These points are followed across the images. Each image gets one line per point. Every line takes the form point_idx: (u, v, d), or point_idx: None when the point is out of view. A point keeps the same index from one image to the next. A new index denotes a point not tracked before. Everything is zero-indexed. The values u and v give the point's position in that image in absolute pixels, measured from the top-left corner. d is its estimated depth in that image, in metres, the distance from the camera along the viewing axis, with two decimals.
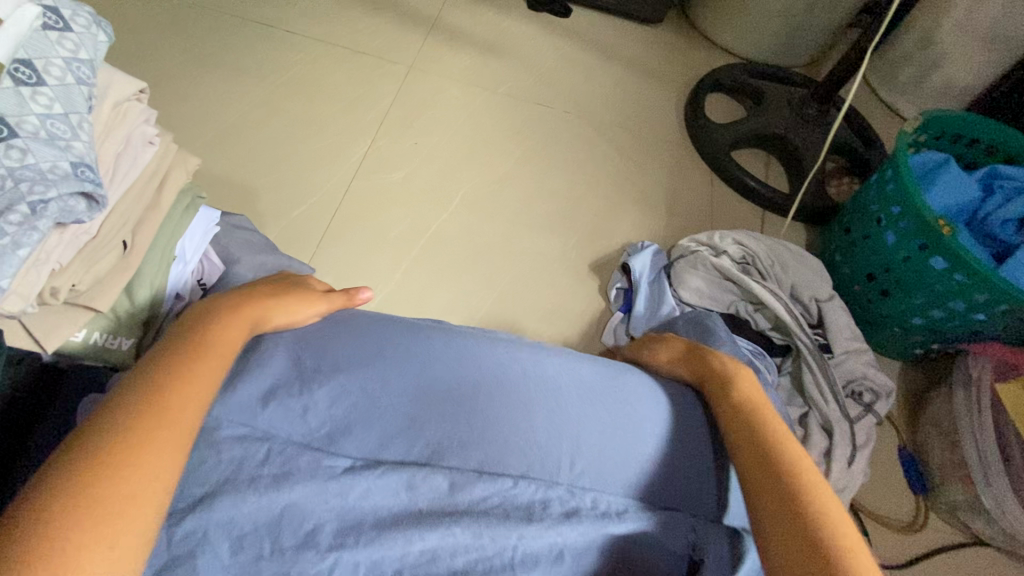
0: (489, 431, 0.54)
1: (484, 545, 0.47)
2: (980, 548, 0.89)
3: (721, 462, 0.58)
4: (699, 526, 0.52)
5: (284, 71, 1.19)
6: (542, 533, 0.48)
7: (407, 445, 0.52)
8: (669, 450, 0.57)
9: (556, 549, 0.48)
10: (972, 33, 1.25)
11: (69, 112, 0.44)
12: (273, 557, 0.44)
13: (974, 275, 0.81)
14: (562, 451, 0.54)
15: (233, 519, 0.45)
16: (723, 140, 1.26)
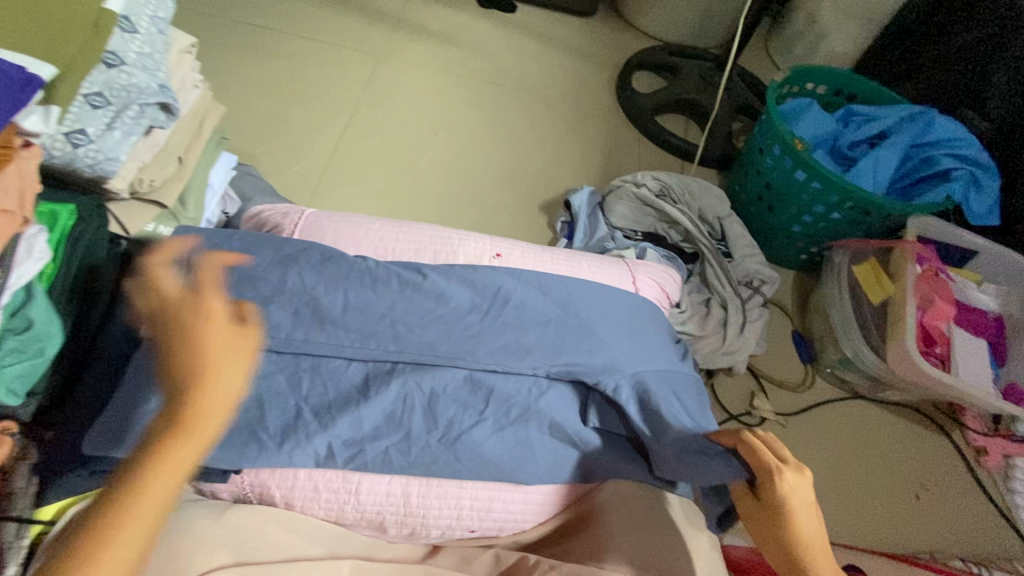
0: (454, 284, 0.71)
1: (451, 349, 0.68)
2: (854, 400, 1.14)
3: (635, 304, 0.78)
4: (617, 340, 0.73)
5: (272, 60, 1.39)
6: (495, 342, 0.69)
7: (390, 288, 0.69)
8: (597, 297, 0.76)
9: (507, 352, 0.69)
10: (848, 9, 1.43)
11: (154, 52, 0.64)
12: (307, 354, 0.66)
13: (825, 181, 1.06)
14: (509, 296, 0.72)
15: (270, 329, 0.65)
16: (647, 106, 1.51)
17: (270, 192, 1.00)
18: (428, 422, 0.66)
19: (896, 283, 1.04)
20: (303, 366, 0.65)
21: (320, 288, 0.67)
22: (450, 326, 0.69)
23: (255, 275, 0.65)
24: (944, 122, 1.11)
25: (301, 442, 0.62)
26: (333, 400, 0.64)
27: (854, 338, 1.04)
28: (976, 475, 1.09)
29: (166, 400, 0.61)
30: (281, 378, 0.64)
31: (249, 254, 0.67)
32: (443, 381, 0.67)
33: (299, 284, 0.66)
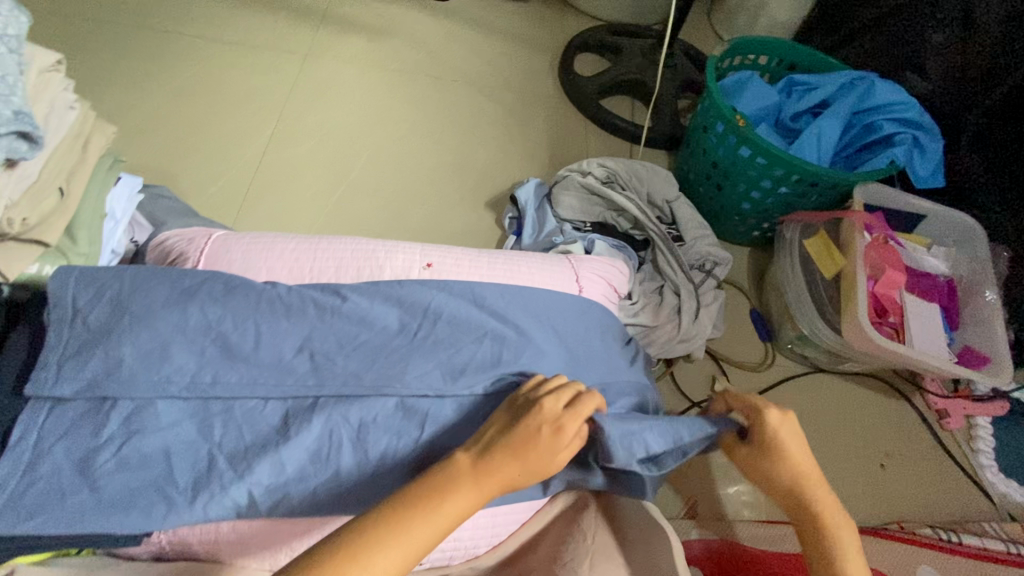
0: (378, 303, 0.66)
1: (378, 376, 0.63)
2: (816, 374, 1.13)
3: (575, 307, 0.75)
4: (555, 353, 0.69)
5: (188, 68, 1.30)
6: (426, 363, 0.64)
7: (306, 317, 0.64)
8: (536, 303, 0.72)
9: (439, 372, 0.64)
10: None
11: (6, 74, 0.56)
12: (218, 396, 0.60)
13: (769, 156, 1.03)
14: (439, 311, 0.67)
15: (171, 374, 0.59)
16: (591, 89, 1.47)
17: (186, 215, 0.93)
18: (358, 457, 0.60)
19: (846, 254, 1.02)
20: (215, 410, 0.59)
21: (226, 324, 0.61)
22: (376, 351, 0.64)
23: (151, 315, 0.60)
24: (884, 87, 1.10)
25: (214, 496, 0.56)
26: (249, 445, 0.59)
27: (808, 314, 1.03)
28: (939, 438, 1.09)
29: (56, 464, 0.55)
30: (191, 426, 0.59)
31: (141, 293, 0.61)
32: (372, 411, 0.62)
33: (202, 320, 0.61)
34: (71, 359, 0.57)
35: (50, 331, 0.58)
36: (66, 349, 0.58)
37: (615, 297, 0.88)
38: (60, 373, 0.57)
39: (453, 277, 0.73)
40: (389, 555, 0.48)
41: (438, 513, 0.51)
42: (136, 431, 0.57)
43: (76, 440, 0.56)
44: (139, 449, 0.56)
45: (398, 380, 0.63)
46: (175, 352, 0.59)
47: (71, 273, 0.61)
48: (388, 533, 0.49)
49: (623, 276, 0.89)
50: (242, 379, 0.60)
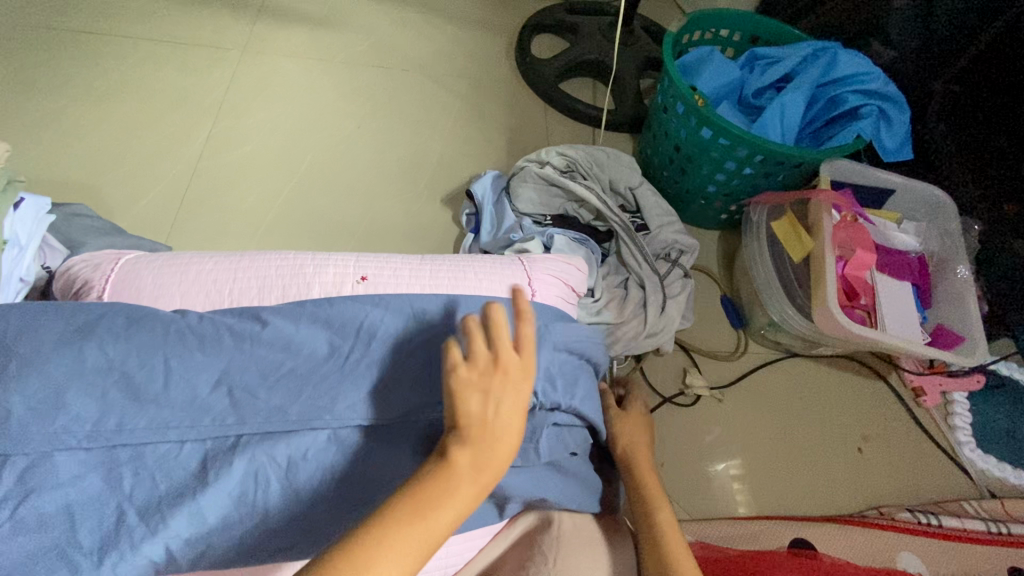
0: (303, 327, 0.61)
1: (305, 409, 0.58)
2: (790, 359, 1.10)
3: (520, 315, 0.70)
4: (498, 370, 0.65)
5: (112, 72, 1.20)
6: (357, 390, 0.59)
7: (220, 347, 0.58)
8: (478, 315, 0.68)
9: (373, 399, 0.60)
10: None
11: None
12: (126, 443, 0.54)
13: (730, 136, 0.98)
14: (370, 332, 0.62)
15: (68, 423, 0.53)
16: (549, 73, 1.40)
17: (107, 234, 0.86)
18: (288, 497, 0.55)
19: (813, 236, 0.98)
20: (123, 459, 0.53)
21: (131, 362, 0.55)
22: (305, 380, 0.59)
23: (44, 357, 0.53)
24: (848, 57, 1.05)
25: (124, 556, 0.50)
26: (164, 496, 0.53)
27: (778, 301, 0.99)
28: (916, 417, 1.07)
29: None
30: (96, 479, 0.53)
31: (29, 333, 0.54)
32: (302, 446, 0.57)
33: (103, 360, 0.55)
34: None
35: None
36: None
37: (572, 297, 0.83)
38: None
39: (389, 291, 0.68)
40: (398, 564, 0.44)
41: (435, 515, 0.46)
42: (31, 490, 0.50)
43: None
44: (36, 510, 0.50)
45: (329, 410, 0.58)
46: (73, 399, 0.53)
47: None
48: (394, 543, 0.44)
49: (581, 276, 0.84)
50: (153, 422, 0.55)
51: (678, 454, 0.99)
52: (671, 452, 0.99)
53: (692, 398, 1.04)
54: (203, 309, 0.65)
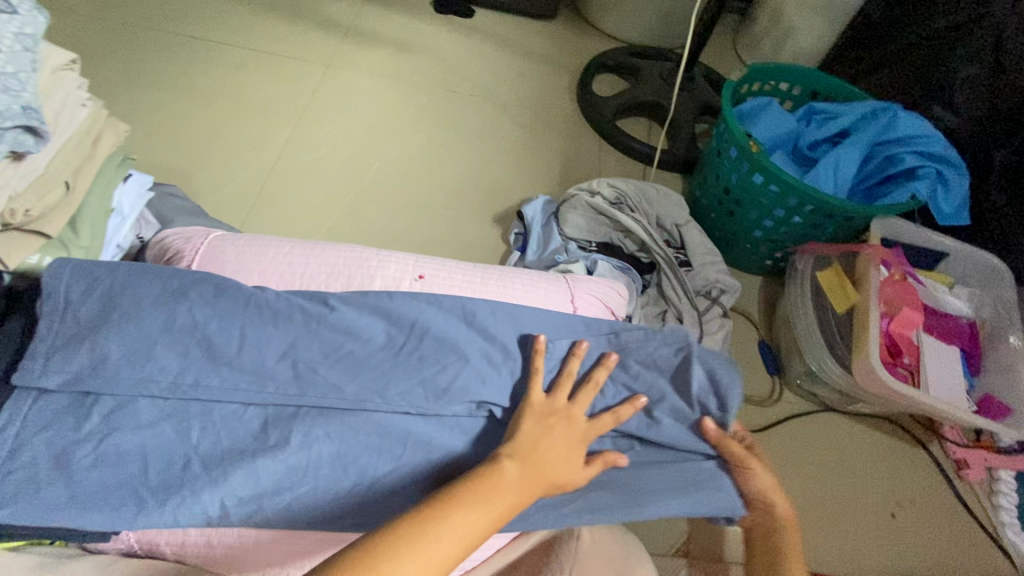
0: (363, 315, 0.66)
1: (359, 391, 0.63)
2: (826, 413, 1.08)
3: (564, 325, 0.72)
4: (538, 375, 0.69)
5: (213, 73, 1.34)
6: (405, 381, 0.65)
7: (290, 325, 0.64)
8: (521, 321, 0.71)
9: (419, 391, 0.65)
10: (811, 4, 1.38)
11: (19, 71, 0.58)
12: (200, 399, 0.60)
13: (781, 183, 1.00)
14: (422, 329, 0.67)
15: (154, 372, 0.59)
16: (607, 109, 1.46)
17: (194, 214, 0.95)
18: (332, 469, 0.60)
19: (860, 289, 0.98)
20: (195, 412, 0.59)
21: (212, 326, 0.61)
22: (360, 364, 0.64)
23: (141, 311, 0.60)
24: (907, 118, 1.06)
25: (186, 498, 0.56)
26: (227, 450, 0.58)
27: (817, 350, 0.99)
28: (956, 490, 1.03)
29: (26, 458, 0.54)
30: (169, 427, 0.58)
31: (131, 289, 0.61)
32: (352, 424, 0.62)
33: (189, 321, 0.61)
34: (59, 351, 0.57)
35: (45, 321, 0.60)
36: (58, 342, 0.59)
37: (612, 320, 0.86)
38: (47, 366, 0.56)
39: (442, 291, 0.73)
40: (447, 542, 0.49)
41: (480, 509, 0.53)
42: (114, 427, 0.56)
43: (55, 433, 0.55)
44: (118, 446, 0.56)
45: (379, 393, 0.63)
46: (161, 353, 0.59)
47: (67, 266, 0.61)
48: (441, 519, 0.50)
49: (622, 300, 0.87)
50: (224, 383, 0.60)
51: None
52: None
53: None
54: (276, 287, 0.71)
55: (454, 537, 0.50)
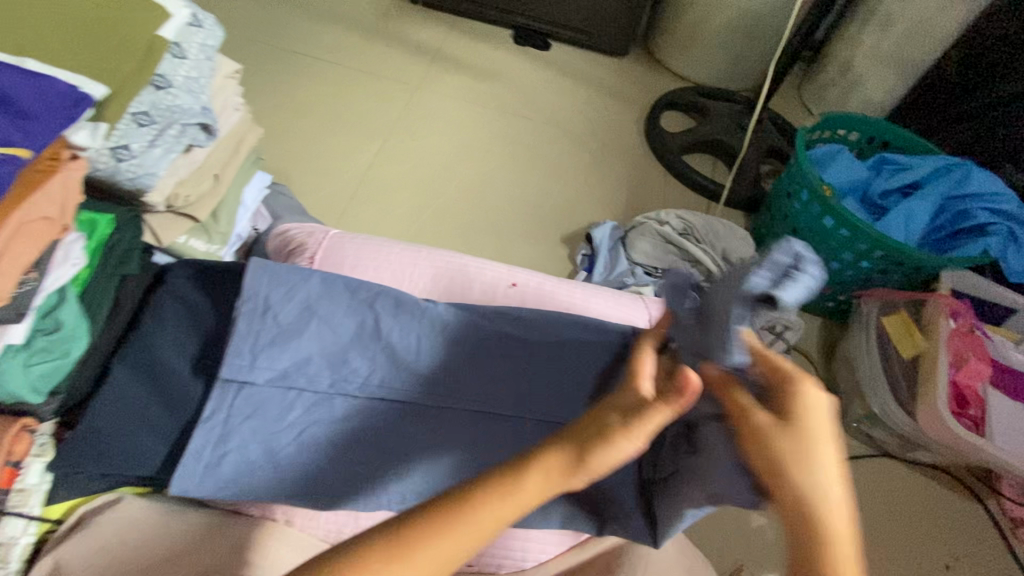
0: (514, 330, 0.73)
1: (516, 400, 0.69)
2: (883, 459, 1.08)
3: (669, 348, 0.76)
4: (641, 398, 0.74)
5: (314, 86, 1.47)
6: (555, 395, 0.70)
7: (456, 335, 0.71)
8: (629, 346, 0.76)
9: (569, 404, 0.70)
10: (883, 58, 1.42)
11: (201, 77, 0.67)
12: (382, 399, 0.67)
13: (853, 228, 1.03)
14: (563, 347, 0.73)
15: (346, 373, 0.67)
16: (674, 145, 1.52)
17: (299, 212, 1.03)
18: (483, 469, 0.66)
19: (928, 336, 1.00)
20: (379, 411, 0.67)
21: (395, 335, 0.69)
22: (508, 373, 0.71)
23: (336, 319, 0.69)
24: (981, 175, 1.09)
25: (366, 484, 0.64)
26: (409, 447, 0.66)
27: (880, 392, 1.01)
28: (1016, 552, 1.01)
29: (238, 439, 0.63)
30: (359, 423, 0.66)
31: (326, 297, 0.69)
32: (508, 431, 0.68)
33: (375, 328, 0.69)
34: (265, 349, 0.65)
35: (199, 294, 0.72)
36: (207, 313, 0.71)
37: None
38: (254, 360, 0.65)
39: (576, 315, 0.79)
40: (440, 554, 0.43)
41: (476, 511, 0.45)
42: (315, 421, 0.65)
43: (260, 423, 0.64)
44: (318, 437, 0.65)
45: (527, 403, 0.70)
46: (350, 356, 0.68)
47: (264, 269, 0.67)
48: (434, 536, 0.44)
49: None
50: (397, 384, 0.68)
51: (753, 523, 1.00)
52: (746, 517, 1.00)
53: None
54: (388, 284, 0.79)
55: (477, 534, 0.45)
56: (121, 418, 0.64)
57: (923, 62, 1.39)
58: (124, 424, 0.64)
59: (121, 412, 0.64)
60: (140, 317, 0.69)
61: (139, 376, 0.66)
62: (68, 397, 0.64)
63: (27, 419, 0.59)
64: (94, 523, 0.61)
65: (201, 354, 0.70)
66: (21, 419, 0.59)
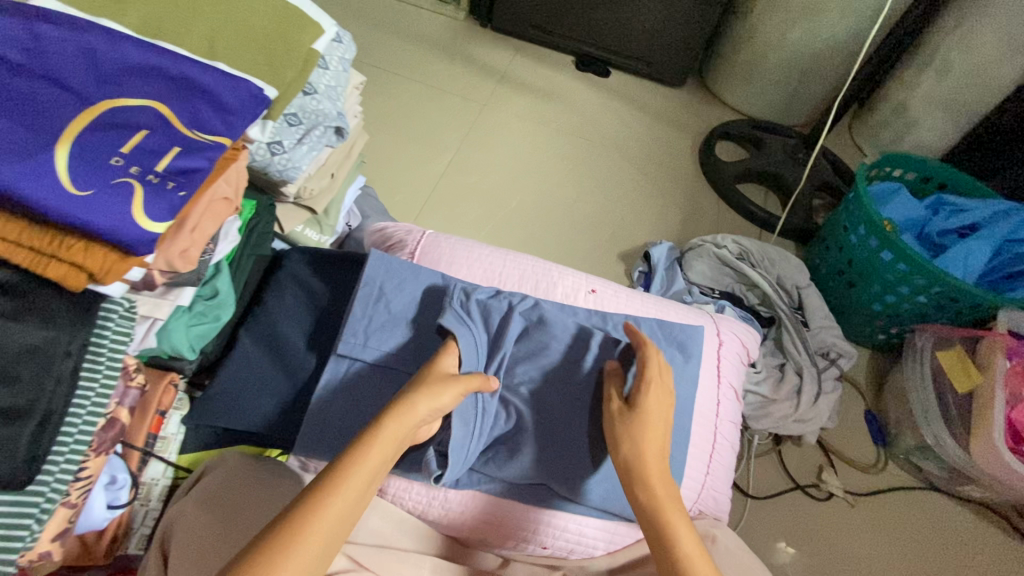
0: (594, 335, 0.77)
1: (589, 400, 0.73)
2: (931, 491, 1.10)
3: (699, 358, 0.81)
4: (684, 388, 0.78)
5: (392, 101, 1.59)
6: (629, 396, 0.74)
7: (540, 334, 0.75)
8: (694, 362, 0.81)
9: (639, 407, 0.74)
10: (941, 102, 1.46)
11: (338, 86, 0.76)
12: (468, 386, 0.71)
13: (911, 262, 1.07)
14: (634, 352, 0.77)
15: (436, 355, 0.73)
16: (729, 173, 1.57)
17: (385, 213, 1.12)
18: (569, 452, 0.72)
19: (984, 373, 1.01)
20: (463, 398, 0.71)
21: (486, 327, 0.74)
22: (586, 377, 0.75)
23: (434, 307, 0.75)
24: None
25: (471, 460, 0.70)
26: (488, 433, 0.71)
27: (934, 424, 1.04)
28: None
29: (356, 413, 0.70)
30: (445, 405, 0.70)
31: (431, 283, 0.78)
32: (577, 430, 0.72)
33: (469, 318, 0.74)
34: (374, 331, 0.72)
35: (317, 276, 0.81)
36: (322, 294, 0.79)
37: (746, 359, 0.96)
38: (367, 339, 0.72)
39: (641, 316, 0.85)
40: (333, 525, 0.46)
41: (347, 483, 0.48)
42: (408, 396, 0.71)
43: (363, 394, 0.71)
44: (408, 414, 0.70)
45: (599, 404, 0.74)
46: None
47: (382, 261, 0.76)
48: (328, 500, 0.46)
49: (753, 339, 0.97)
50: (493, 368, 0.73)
51: (799, 541, 1.03)
52: (791, 534, 1.03)
53: (824, 493, 1.08)
54: (479, 282, 0.86)
55: (353, 501, 0.48)
56: (247, 382, 0.71)
57: (981, 108, 1.42)
58: (249, 389, 0.71)
59: (248, 377, 0.72)
60: (264, 295, 0.78)
61: (263, 345, 0.74)
62: (202, 359, 0.71)
63: (172, 373, 0.66)
64: (213, 475, 0.67)
65: (312, 332, 0.77)
66: (168, 374, 0.65)
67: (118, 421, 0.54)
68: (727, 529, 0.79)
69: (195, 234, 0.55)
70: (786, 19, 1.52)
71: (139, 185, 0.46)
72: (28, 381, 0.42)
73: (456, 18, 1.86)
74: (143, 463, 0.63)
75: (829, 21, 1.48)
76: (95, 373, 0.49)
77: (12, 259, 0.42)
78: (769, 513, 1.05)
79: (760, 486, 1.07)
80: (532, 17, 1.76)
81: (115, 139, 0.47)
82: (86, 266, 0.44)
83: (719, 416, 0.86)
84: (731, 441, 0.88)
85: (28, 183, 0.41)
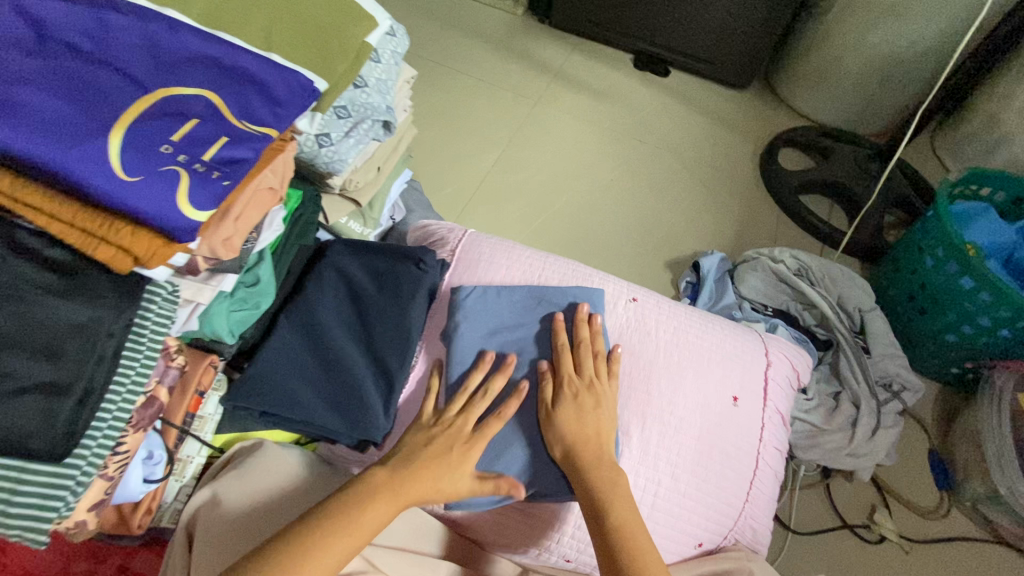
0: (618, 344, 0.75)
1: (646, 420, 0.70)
2: (1000, 546, 1.00)
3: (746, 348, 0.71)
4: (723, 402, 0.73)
5: (445, 94, 1.59)
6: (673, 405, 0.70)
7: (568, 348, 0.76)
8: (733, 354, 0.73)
9: None
10: None
11: (389, 79, 0.76)
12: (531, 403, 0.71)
13: (996, 292, 0.96)
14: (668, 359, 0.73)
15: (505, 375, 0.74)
16: (791, 183, 1.47)
17: (429, 208, 1.12)
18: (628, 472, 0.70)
19: None
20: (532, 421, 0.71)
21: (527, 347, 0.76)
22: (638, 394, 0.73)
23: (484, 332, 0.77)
24: None
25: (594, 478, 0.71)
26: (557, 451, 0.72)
27: (1009, 471, 0.93)
28: None
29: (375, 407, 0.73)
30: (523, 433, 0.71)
31: (485, 302, 0.79)
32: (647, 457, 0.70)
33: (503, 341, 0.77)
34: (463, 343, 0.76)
35: (352, 258, 0.81)
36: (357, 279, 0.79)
37: (795, 381, 0.92)
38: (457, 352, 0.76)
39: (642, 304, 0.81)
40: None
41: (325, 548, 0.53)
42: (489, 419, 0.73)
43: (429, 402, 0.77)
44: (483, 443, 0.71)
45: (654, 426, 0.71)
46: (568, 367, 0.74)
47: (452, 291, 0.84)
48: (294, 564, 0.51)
49: (798, 358, 0.93)
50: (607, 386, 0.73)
51: None
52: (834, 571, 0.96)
53: (876, 536, 1.00)
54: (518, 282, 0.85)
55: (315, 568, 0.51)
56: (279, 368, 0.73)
57: None
58: (281, 373, 0.72)
59: (280, 365, 0.73)
60: (303, 282, 0.79)
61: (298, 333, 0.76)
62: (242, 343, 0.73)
63: (212, 355, 0.67)
64: (250, 464, 0.68)
65: (354, 326, 0.78)
66: (209, 356, 0.67)
67: (156, 400, 0.56)
68: (762, 564, 0.76)
69: (239, 223, 0.55)
70: (866, 20, 1.41)
71: (185, 173, 0.47)
72: (70, 359, 0.44)
73: (514, 13, 1.84)
74: (180, 440, 0.65)
75: (915, 23, 1.36)
76: (136, 354, 0.50)
77: (65, 239, 0.44)
78: (812, 548, 0.98)
79: (802, 521, 1.00)
80: (591, 12, 1.71)
81: (168, 126, 0.48)
82: (132, 249, 0.45)
83: (763, 441, 0.85)
84: (774, 469, 0.86)
85: (80, 166, 0.42)
